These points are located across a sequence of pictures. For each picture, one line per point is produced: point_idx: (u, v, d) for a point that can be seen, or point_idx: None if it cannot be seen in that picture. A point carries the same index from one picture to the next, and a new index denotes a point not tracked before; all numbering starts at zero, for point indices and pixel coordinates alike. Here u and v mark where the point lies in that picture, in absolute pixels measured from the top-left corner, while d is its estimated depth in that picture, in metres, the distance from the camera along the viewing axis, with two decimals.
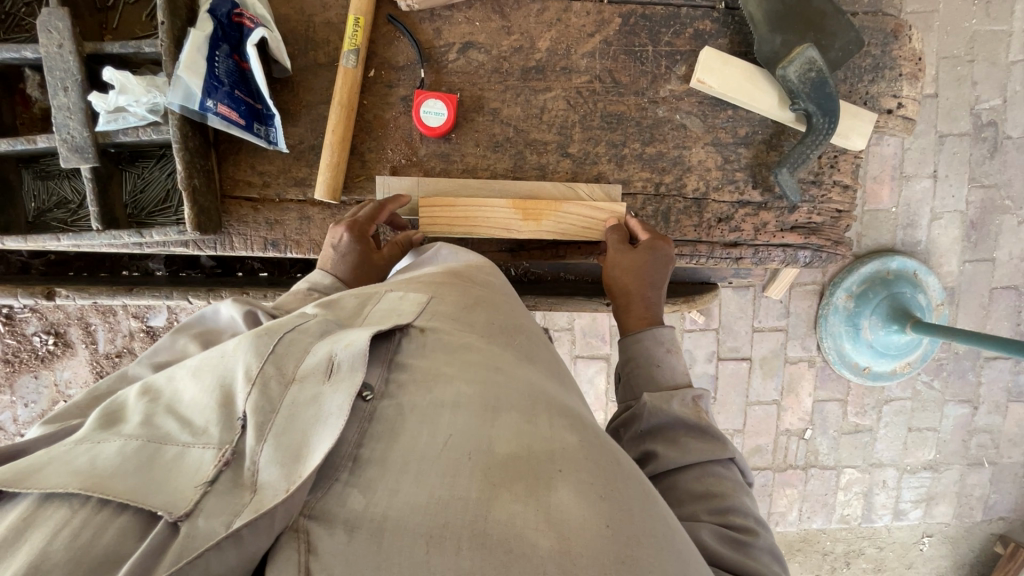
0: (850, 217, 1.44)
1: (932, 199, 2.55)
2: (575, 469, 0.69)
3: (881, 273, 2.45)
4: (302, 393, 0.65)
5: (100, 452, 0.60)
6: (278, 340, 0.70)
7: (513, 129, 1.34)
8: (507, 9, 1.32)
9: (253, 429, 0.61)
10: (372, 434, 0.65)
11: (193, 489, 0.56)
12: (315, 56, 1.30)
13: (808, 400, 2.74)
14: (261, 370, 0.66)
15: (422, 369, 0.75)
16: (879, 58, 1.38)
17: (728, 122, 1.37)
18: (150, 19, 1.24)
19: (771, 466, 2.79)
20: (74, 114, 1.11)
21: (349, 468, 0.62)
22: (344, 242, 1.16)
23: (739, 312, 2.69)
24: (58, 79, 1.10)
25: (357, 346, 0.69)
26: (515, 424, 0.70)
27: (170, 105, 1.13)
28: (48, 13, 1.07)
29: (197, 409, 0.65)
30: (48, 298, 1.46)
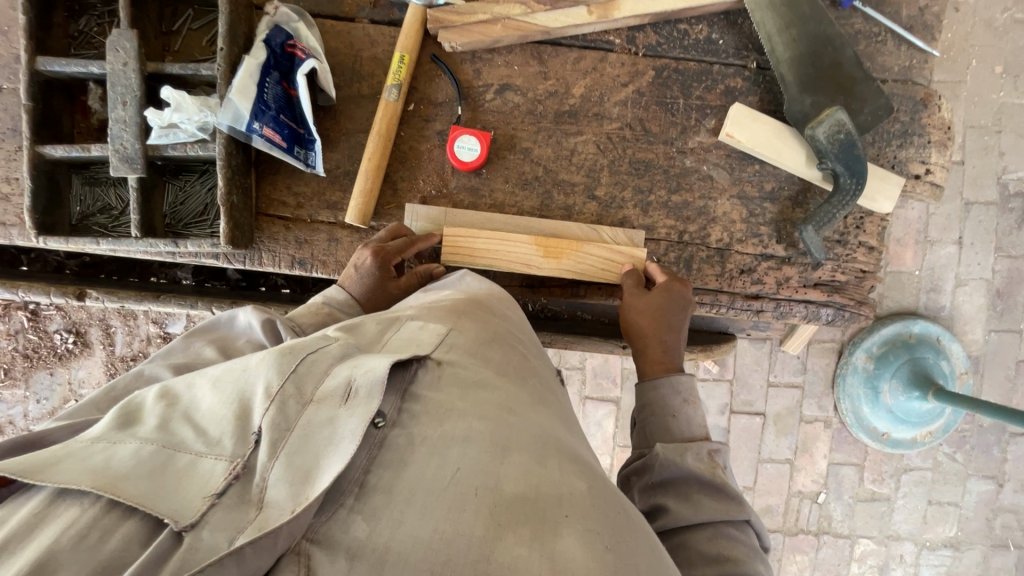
0: (875, 278, 1.42)
1: (956, 265, 2.52)
2: (582, 515, 0.67)
3: (904, 337, 2.42)
4: (318, 415, 0.65)
5: (116, 453, 0.59)
6: (300, 360, 0.71)
7: (543, 168, 1.37)
8: (545, 56, 1.37)
9: (266, 445, 0.61)
10: (381, 462, 0.65)
11: (202, 500, 0.55)
12: (359, 88, 1.35)
13: (822, 462, 2.65)
14: (282, 389, 0.66)
15: (435, 401, 0.74)
16: (909, 124, 1.39)
17: (755, 177, 1.39)
18: (209, 44, 1.30)
19: (781, 529, 2.68)
20: (129, 127, 1.17)
21: (355, 494, 0.62)
22: (367, 264, 1.19)
23: (755, 365, 2.64)
24: (119, 94, 1.17)
25: (376, 373, 0.69)
26: (525, 464, 0.69)
27: (219, 125, 1.18)
28: (118, 34, 1.15)
29: (215, 417, 0.64)
30: (79, 299, 1.50)
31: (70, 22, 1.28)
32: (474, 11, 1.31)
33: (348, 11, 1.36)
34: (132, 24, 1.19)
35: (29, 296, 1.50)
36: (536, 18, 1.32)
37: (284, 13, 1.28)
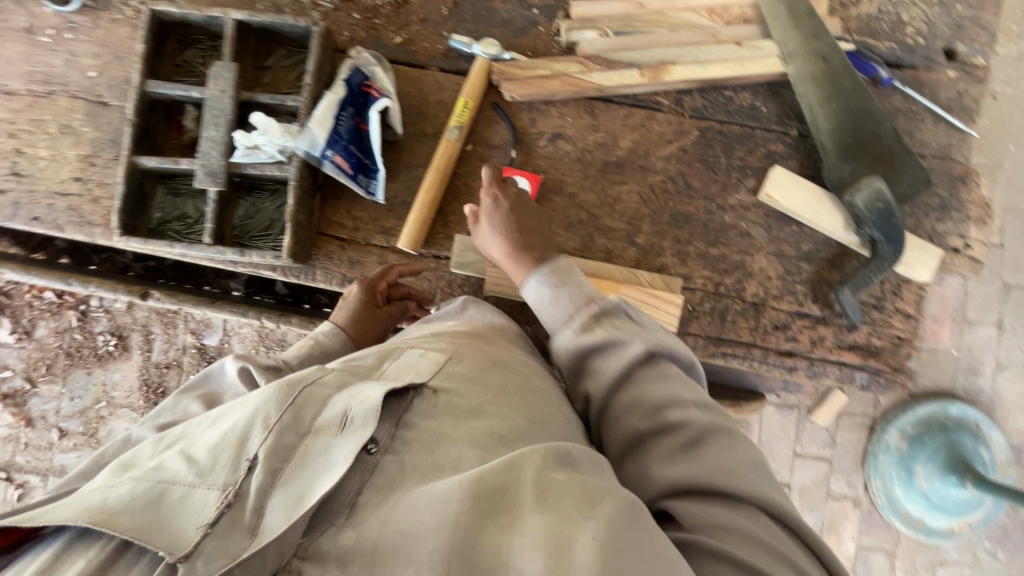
0: (912, 346, 1.42)
1: (996, 348, 2.46)
2: (559, 496, 0.73)
3: (940, 419, 2.35)
4: (316, 441, 0.77)
5: (115, 493, 0.70)
6: (297, 395, 0.82)
7: (587, 212, 1.44)
8: (597, 110, 1.47)
9: (258, 473, 0.72)
10: (372, 485, 0.75)
11: (195, 529, 0.65)
12: (423, 127, 1.47)
13: (851, 545, 2.53)
14: (278, 420, 0.78)
15: (427, 429, 0.84)
16: (947, 198, 1.43)
17: (793, 237, 1.43)
18: (296, 79, 1.44)
19: None
20: (218, 146, 1.30)
21: (346, 514, 0.72)
22: (354, 293, 1.32)
23: (781, 433, 2.56)
24: (213, 116, 1.31)
25: (369, 402, 0.79)
26: (506, 462, 0.77)
27: (297, 149, 1.31)
28: (221, 65, 1.30)
29: (209, 450, 0.75)
30: (141, 299, 1.60)
31: (178, 52, 1.44)
32: (536, 67, 1.43)
33: (421, 59, 1.49)
34: (233, 57, 1.35)
35: (97, 291, 1.61)
36: (592, 76, 1.43)
37: (365, 57, 1.41)
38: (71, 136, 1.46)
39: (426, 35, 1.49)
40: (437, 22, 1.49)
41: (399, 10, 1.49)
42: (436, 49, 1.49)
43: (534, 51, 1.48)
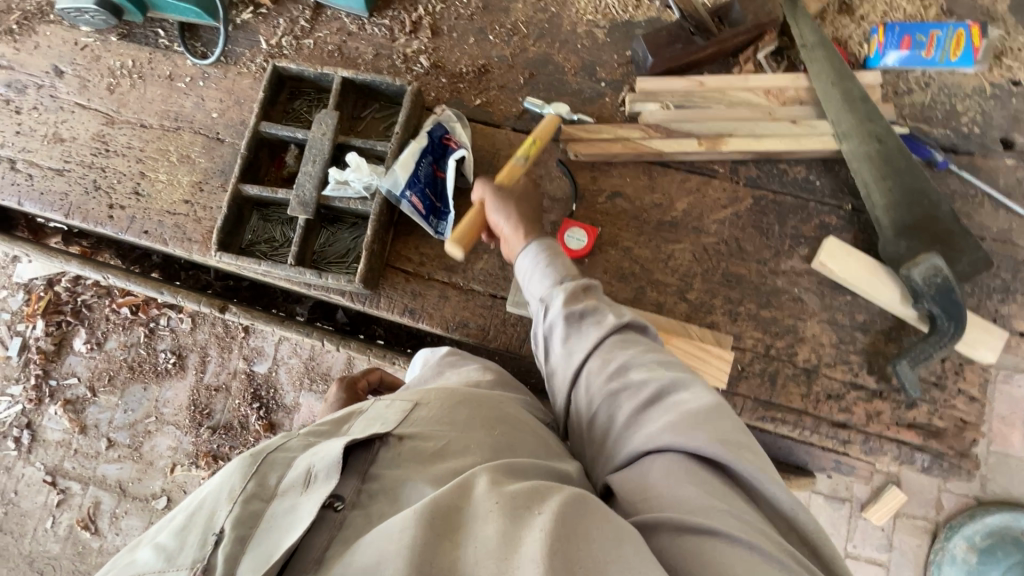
0: (977, 430, 1.35)
1: None
2: (508, 502, 0.82)
3: (1015, 533, 2.17)
4: (282, 503, 0.82)
5: None
6: (262, 462, 0.87)
7: (640, 266, 1.50)
8: (655, 174, 1.57)
9: (225, 545, 0.75)
10: (339, 539, 0.81)
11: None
12: (493, 177, 1.61)
13: None
14: (244, 489, 0.82)
15: (390, 478, 0.91)
16: (1010, 282, 1.42)
17: (847, 306, 1.44)
18: (385, 129, 1.62)
19: None
20: (312, 179, 1.47)
21: (315, 571, 0.77)
22: (335, 390, 1.52)
23: (830, 527, 2.42)
24: (312, 154, 1.48)
25: (329, 456, 0.87)
26: (456, 486, 0.85)
27: (380, 188, 1.45)
28: (326, 113, 1.50)
29: (174, 534, 0.77)
30: (220, 311, 1.74)
31: (289, 101, 1.66)
32: (601, 131, 1.57)
33: (497, 119, 1.65)
34: (336, 107, 1.55)
35: (181, 300, 1.77)
36: (652, 143, 1.54)
37: (448, 114, 1.59)
38: (187, 164, 1.67)
39: (503, 99, 1.66)
40: (514, 89, 1.66)
41: (482, 77, 1.67)
42: (510, 110, 1.65)
43: (600, 118, 1.61)
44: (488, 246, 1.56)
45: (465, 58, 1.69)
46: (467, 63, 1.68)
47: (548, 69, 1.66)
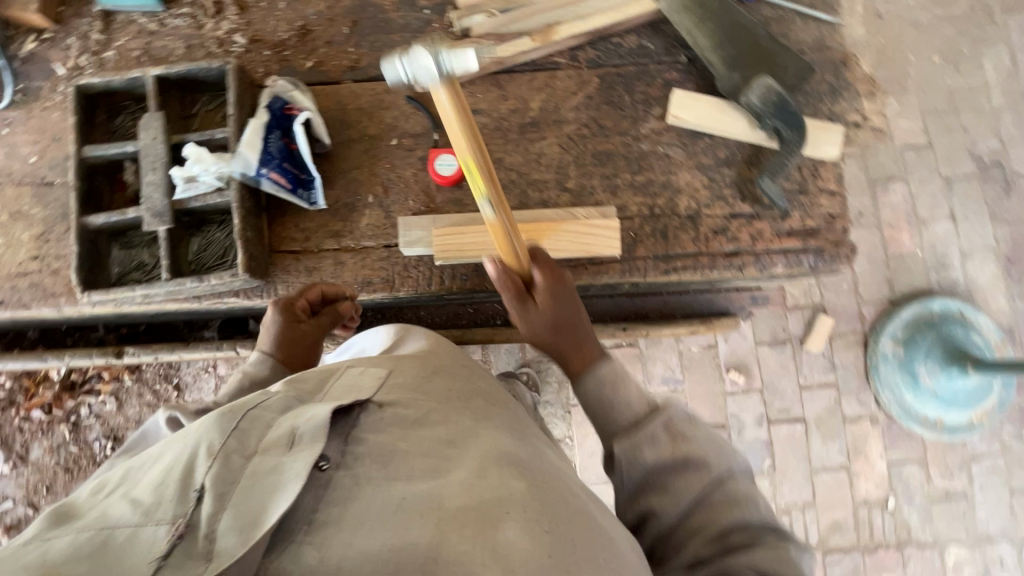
0: (845, 218, 1.50)
1: (957, 239, 2.75)
2: (523, 511, 0.76)
3: (924, 317, 2.65)
4: (264, 460, 0.69)
5: (49, 546, 0.58)
6: (242, 417, 0.75)
7: (516, 173, 1.53)
8: (502, 82, 1.59)
9: (210, 500, 0.63)
10: (327, 500, 0.71)
11: (145, 564, 0.56)
12: (349, 133, 1.57)
13: (881, 463, 2.70)
14: (224, 445, 0.70)
15: (378, 443, 0.81)
16: (834, 83, 1.56)
17: (708, 148, 1.53)
18: (222, 118, 1.55)
19: (857, 546, 2.66)
20: (159, 188, 1.39)
21: (306, 529, 0.67)
22: (271, 315, 1.33)
23: (782, 369, 2.73)
24: (150, 163, 1.40)
25: (317, 419, 0.76)
26: (467, 478, 0.77)
27: (233, 173, 1.38)
28: (148, 115, 1.40)
29: (155, 485, 0.65)
30: (117, 357, 1.64)
31: (110, 120, 1.54)
32: None
33: (334, 76, 1.60)
34: (158, 106, 1.45)
35: (73, 361, 1.66)
36: (490, 52, 1.56)
37: (282, 83, 1.51)
38: (22, 219, 1.53)
39: (333, 54, 1.61)
40: (341, 41, 1.62)
41: (305, 39, 1.61)
42: (344, 63, 1.61)
43: (434, 44, 1.60)
44: (366, 201, 1.53)
45: (281, 24, 1.62)
46: (285, 30, 1.62)
47: (369, 13, 1.63)
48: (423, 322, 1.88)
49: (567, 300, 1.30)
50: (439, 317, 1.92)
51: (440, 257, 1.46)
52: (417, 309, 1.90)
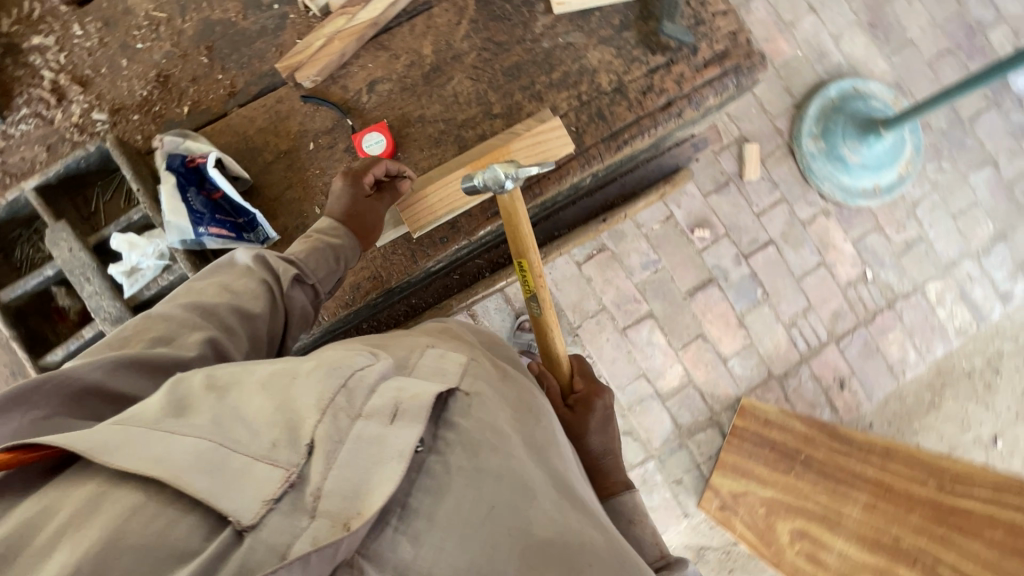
0: (745, 30, 1.56)
1: (825, 26, 2.99)
2: (602, 565, 0.86)
3: (828, 105, 2.95)
4: (368, 428, 0.77)
5: (174, 445, 0.73)
6: (346, 377, 0.81)
7: (443, 122, 1.51)
8: (386, 43, 1.53)
9: (320, 458, 0.74)
10: (420, 487, 0.82)
11: (260, 504, 0.71)
12: (262, 158, 1.50)
13: (847, 245, 3.02)
14: (333, 401, 0.78)
15: (469, 433, 0.88)
16: None
17: (602, 21, 1.55)
18: (127, 203, 1.46)
19: (859, 323, 2.99)
20: (104, 293, 1.31)
21: (398, 514, 0.79)
22: (336, 187, 1.37)
23: (735, 208, 2.98)
24: (79, 273, 1.31)
25: (420, 401, 0.82)
26: (547, 512, 0.87)
27: (173, 245, 1.31)
28: (53, 229, 1.31)
29: (266, 420, 0.77)
30: None
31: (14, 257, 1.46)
32: (313, 43, 1.48)
33: (218, 109, 1.50)
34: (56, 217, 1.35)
35: None
36: (360, 17, 1.48)
37: (170, 139, 1.41)
38: None
39: (205, 89, 1.50)
40: (205, 73, 1.51)
41: (167, 86, 1.49)
42: (220, 93, 1.50)
43: (301, 36, 1.52)
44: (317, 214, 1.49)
45: (135, 82, 1.49)
46: (141, 86, 1.49)
47: (219, 32, 1.52)
48: (421, 307, 1.97)
49: (602, 424, 1.49)
50: (432, 296, 2.00)
51: (416, 229, 1.47)
52: (409, 298, 1.97)
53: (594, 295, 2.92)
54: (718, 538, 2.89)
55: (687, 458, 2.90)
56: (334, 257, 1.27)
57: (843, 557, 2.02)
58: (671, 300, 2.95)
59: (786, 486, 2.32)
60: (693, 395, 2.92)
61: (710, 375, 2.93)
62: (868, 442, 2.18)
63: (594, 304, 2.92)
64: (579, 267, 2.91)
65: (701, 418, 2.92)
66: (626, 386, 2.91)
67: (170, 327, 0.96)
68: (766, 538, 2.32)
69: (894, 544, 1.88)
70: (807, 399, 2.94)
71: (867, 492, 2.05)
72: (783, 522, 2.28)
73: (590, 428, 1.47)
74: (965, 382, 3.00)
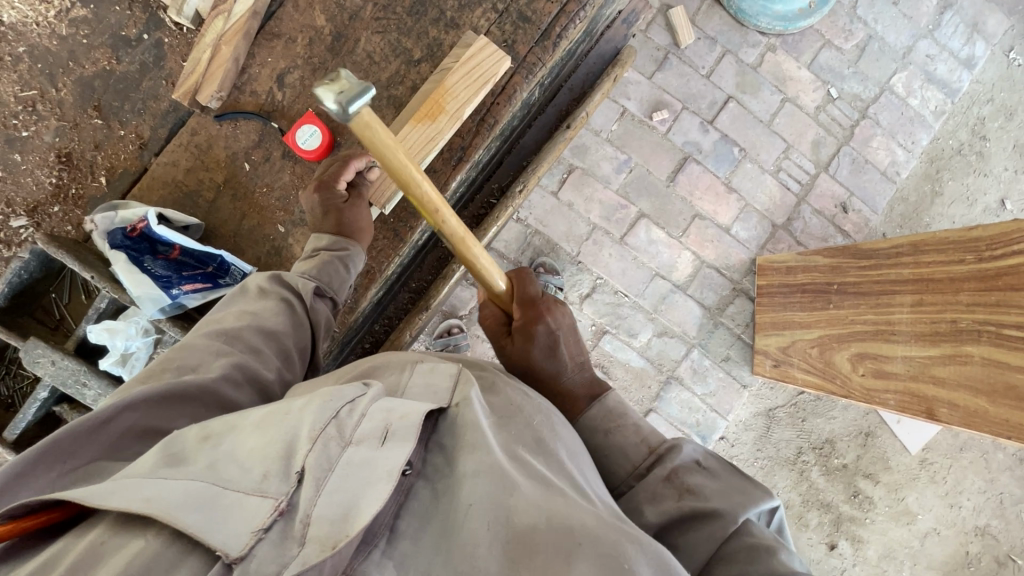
0: None
1: None
2: (592, 549, 0.78)
3: None
4: (359, 453, 0.77)
5: (162, 489, 0.69)
6: (341, 406, 0.81)
7: (368, 89, 1.43)
8: (275, 30, 1.43)
9: (310, 482, 0.72)
10: (408, 508, 0.83)
11: (249, 535, 0.66)
12: (202, 197, 1.43)
13: (803, 71, 2.92)
14: (327, 431, 0.77)
15: (452, 443, 0.90)
16: None
17: None
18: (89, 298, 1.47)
19: (840, 142, 2.94)
20: (107, 391, 1.32)
21: (386, 536, 0.78)
22: (314, 200, 1.36)
23: (683, 77, 2.87)
24: (74, 381, 1.31)
25: (410, 419, 0.85)
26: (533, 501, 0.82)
27: (154, 317, 1.30)
28: (28, 348, 1.27)
29: (258, 456, 0.75)
30: None
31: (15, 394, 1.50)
32: (201, 58, 1.37)
33: (136, 166, 1.43)
34: (24, 337, 1.31)
35: None
36: (236, 12, 1.37)
37: (101, 216, 1.32)
38: None
39: (114, 151, 1.42)
40: (106, 133, 1.42)
41: (73, 162, 1.41)
42: (131, 148, 1.43)
43: (186, 57, 1.42)
44: (283, 230, 1.44)
45: (38, 172, 1.39)
46: (48, 173, 1.40)
47: (100, 86, 1.41)
48: (424, 288, 1.96)
49: (545, 351, 1.36)
50: (431, 273, 1.98)
51: (383, 204, 1.46)
52: (410, 284, 1.97)
53: (581, 217, 2.84)
54: (782, 395, 2.93)
55: (726, 334, 2.91)
56: (344, 267, 1.35)
57: (909, 362, 1.95)
58: (654, 191, 2.87)
59: (831, 319, 2.31)
60: (710, 274, 2.90)
61: (719, 250, 2.90)
62: (895, 246, 2.10)
63: (584, 226, 2.85)
64: (556, 196, 2.83)
65: (725, 292, 2.91)
66: (644, 291, 2.87)
67: (192, 356, 1.03)
68: (829, 374, 2.33)
69: (953, 329, 1.79)
70: (818, 235, 2.91)
71: (910, 293, 1.97)
72: (838, 353, 2.28)
73: (534, 357, 1.36)
74: (960, 159, 2.96)
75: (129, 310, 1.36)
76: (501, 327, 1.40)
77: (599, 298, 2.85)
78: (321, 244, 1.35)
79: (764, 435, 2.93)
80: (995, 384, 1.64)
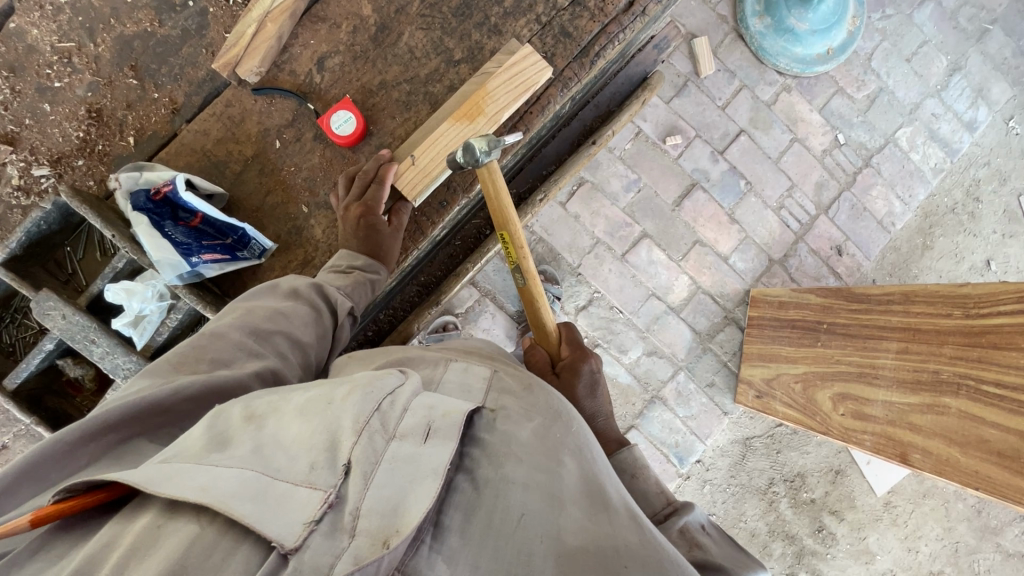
0: None
1: None
2: (639, 564, 0.86)
3: None
4: (403, 448, 0.81)
5: (216, 476, 0.72)
6: (384, 400, 0.85)
7: (406, 83, 1.46)
8: (321, 13, 1.44)
9: (357, 476, 0.75)
10: (450, 503, 0.83)
11: (302, 526, 0.68)
12: (230, 170, 1.44)
13: (814, 114, 3.01)
14: (370, 424, 0.81)
15: (494, 444, 0.92)
16: None
17: None
18: (103, 254, 1.47)
19: (842, 187, 3.03)
20: (116, 350, 1.33)
21: (431, 533, 0.79)
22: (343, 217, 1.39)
23: (700, 106, 2.94)
24: (83, 337, 1.31)
25: (452, 418, 0.89)
26: (579, 518, 0.89)
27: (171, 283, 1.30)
28: (38, 300, 1.27)
29: (304, 445, 0.78)
30: None
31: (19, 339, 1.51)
32: (245, 32, 1.38)
33: (166, 131, 1.43)
34: (37, 287, 1.31)
35: None
36: None
37: (126, 176, 1.32)
38: None
39: (146, 113, 1.42)
40: (140, 95, 1.42)
41: (103, 120, 1.41)
42: (163, 112, 1.43)
43: (229, 29, 1.43)
44: (307, 212, 1.46)
45: (66, 125, 1.40)
46: (77, 127, 1.40)
47: (139, 46, 1.41)
48: (433, 282, 1.99)
49: (590, 391, 1.49)
50: (441, 268, 2.01)
51: (414, 195, 1.42)
52: (419, 277, 2.00)
53: (586, 230, 2.89)
54: (760, 426, 3.00)
55: (713, 360, 2.97)
56: (371, 290, 1.38)
57: (888, 407, 2.02)
58: (660, 214, 2.93)
59: (818, 357, 2.38)
60: (704, 300, 2.96)
61: (716, 277, 2.96)
62: (887, 293, 2.15)
63: (588, 239, 2.89)
64: (564, 207, 2.87)
65: (717, 319, 2.97)
66: (639, 309, 2.92)
67: (227, 351, 1.04)
68: (810, 411, 2.39)
69: (934, 379, 1.85)
70: (811, 274, 2.99)
71: (897, 340, 2.04)
72: (821, 391, 2.33)
73: (579, 394, 1.48)
74: (952, 218, 3.07)
75: (147, 272, 1.37)
76: (547, 365, 1.53)
77: (595, 311, 2.89)
78: (355, 263, 1.36)
79: (739, 462, 2.99)
80: (969, 435, 1.71)
